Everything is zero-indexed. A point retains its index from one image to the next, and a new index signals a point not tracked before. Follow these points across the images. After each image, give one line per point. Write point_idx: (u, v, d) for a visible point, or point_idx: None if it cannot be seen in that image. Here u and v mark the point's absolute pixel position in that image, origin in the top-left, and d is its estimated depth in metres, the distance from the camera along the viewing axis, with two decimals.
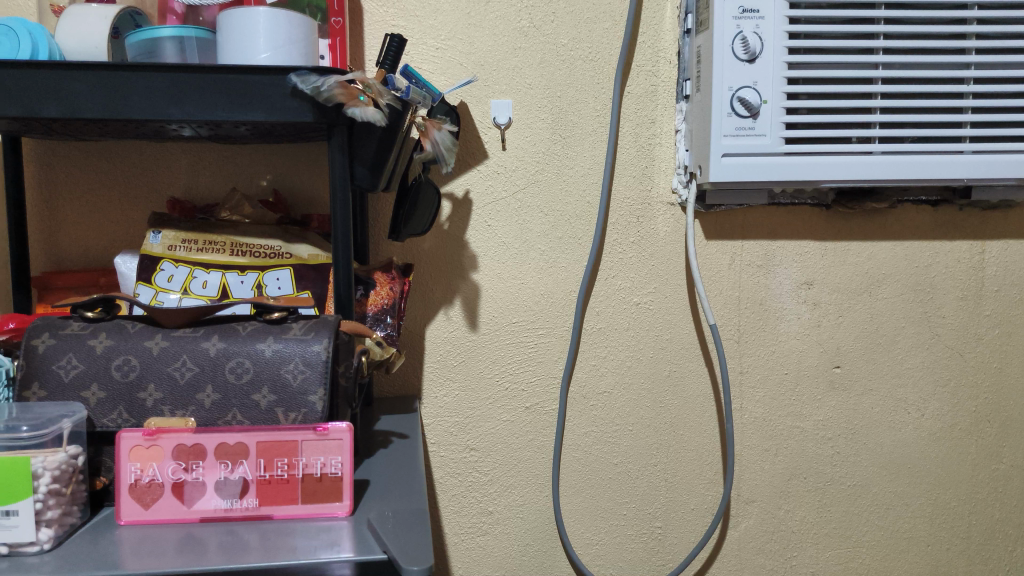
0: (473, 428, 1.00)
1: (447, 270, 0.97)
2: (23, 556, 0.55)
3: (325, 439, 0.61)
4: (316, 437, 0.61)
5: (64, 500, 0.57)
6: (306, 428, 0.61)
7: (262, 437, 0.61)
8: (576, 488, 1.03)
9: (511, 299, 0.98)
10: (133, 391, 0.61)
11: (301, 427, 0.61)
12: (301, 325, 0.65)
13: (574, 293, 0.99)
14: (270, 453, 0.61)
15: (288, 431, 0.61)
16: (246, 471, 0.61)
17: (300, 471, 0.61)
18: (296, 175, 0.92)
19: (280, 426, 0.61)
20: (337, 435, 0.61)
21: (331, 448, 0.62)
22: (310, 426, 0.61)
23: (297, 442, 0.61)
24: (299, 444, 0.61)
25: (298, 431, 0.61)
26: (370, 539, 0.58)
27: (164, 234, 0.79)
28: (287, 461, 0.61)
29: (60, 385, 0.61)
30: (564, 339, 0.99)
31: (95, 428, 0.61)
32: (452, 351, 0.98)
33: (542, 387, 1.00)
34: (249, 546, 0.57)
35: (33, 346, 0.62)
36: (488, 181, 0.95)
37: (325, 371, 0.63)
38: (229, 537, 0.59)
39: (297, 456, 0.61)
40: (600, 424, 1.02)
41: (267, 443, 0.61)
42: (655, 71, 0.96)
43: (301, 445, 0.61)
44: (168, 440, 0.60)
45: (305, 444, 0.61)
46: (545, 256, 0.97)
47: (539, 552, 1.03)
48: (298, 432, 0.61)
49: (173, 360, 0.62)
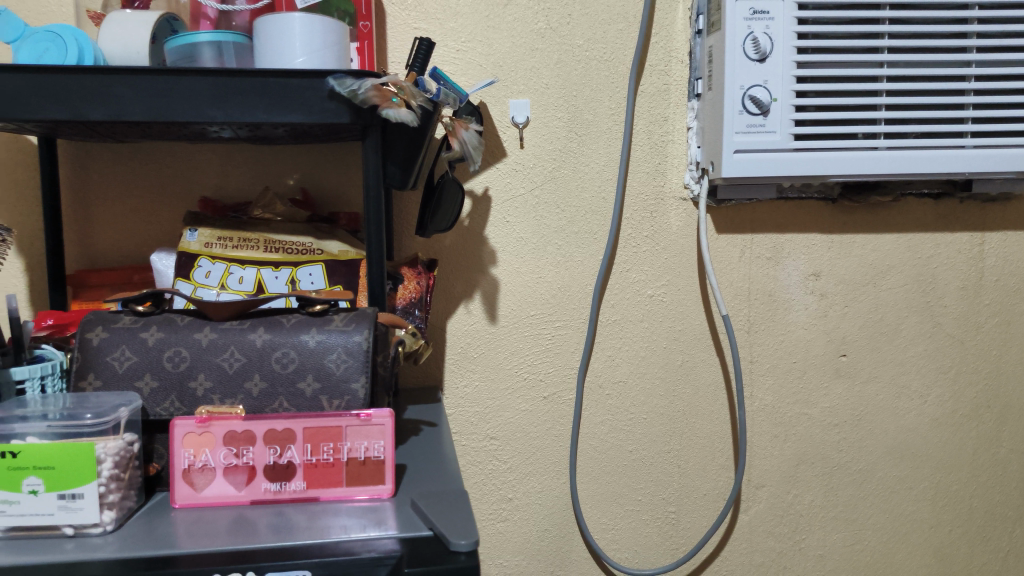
0: (493, 418, 1.03)
1: (467, 266, 1.00)
2: (88, 536, 0.58)
3: (368, 425, 0.64)
4: (360, 423, 0.64)
5: (123, 484, 0.60)
6: (350, 414, 0.64)
7: (309, 423, 0.64)
8: (592, 475, 1.06)
9: (529, 293, 1.01)
10: (185, 380, 0.65)
11: (345, 414, 0.64)
12: (342, 317, 0.68)
13: (589, 287, 1.02)
14: (316, 438, 0.64)
15: (333, 417, 0.64)
16: (294, 456, 0.64)
17: (345, 455, 0.64)
18: (321, 174, 0.95)
19: (326, 413, 0.64)
20: (380, 421, 0.64)
21: (374, 433, 0.65)
22: (353, 412, 0.64)
23: (342, 428, 0.64)
24: (343, 430, 0.64)
25: (343, 417, 0.64)
26: (416, 518, 0.61)
27: (200, 232, 0.82)
28: (333, 446, 0.64)
29: (116, 376, 0.64)
30: (581, 331, 1.03)
31: (149, 416, 0.64)
32: (472, 344, 1.01)
33: (559, 377, 1.03)
34: (300, 526, 0.60)
35: (88, 339, 0.66)
36: (507, 179, 0.98)
37: (366, 360, 0.66)
38: (280, 518, 0.62)
39: (341, 440, 0.64)
40: (615, 413, 1.05)
41: (314, 429, 0.64)
42: (667, 70, 0.99)
43: (345, 430, 0.64)
44: (220, 426, 0.63)
45: (349, 429, 0.64)
46: (562, 251, 1.01)
47: (557, 537, 1.06)
48: (343, 418, 0.64)
49: (223, 351, 0.65)
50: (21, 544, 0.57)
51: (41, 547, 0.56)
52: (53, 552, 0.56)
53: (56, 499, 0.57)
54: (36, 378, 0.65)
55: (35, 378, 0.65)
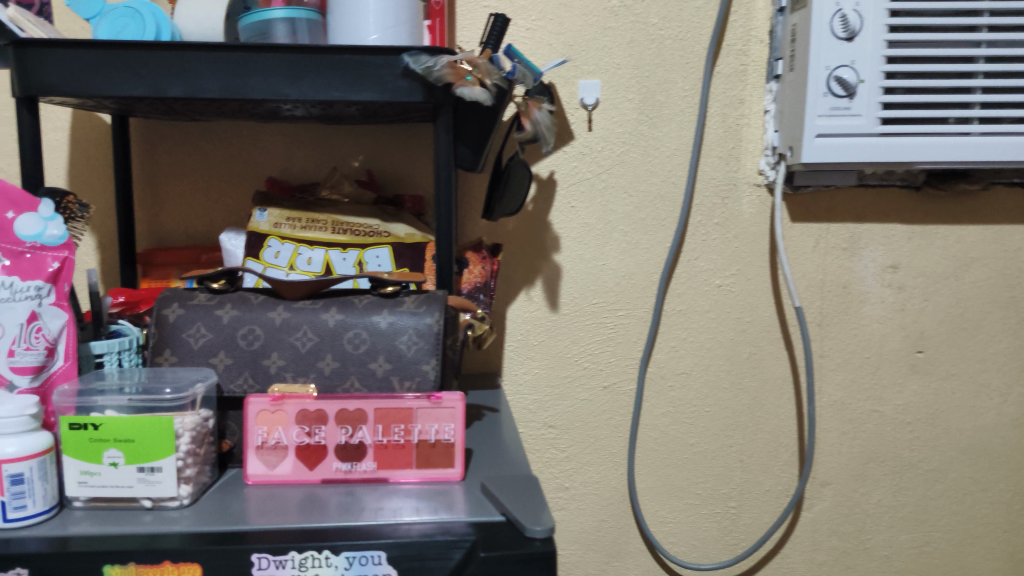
0: (551, 406, 1.01)
1: (530, 252, 0.98)
2: (165, 510, 0.58)
3: (438, 407, 0.63)
4: (431, 405, 0.63)
5: (199, 459, 0.60)
6: (421, 396, 0.63)
7: (380, 404, 0.63)
8: (652, 467, 1.03)
9: (592, 279, 0.99)
10: (258, 358, 0.64)
11: (416, 395, 0.63)
12: (414, 299, 0.67)
13: (655, 273, 0.99)
14: (387, 419, 0.63)
15: (404, 398, 0.63)
16: (365, 437, 0.63)
17: (415, 437, 0.63)
18: (386, 155, 0.94)
19: (397, 394, 0.63)
20: (451, 404, 0.63)
21: (444, 416, 0.63)
22: (424, 395, 0.63)
23: (413, 409, 0.63)
24: (414, 411, 0.63)
25: (414, 399, 0.63)
26: (487, 504, 0.60)
27: (269, 212, 0.82)
28: (403, 428, 0.63)
29: (190, 352, 0.64)
30: (642, 317, 1.00)
31: (223, 393, 0.64)
32: (533, 330, 1.00)
33: (621, 367, 1.01)
34: (371, 507, 0.59)
35: (164, 315, 0.65)
36: (573, 162, 0.96)
37: (437, 343, 0.65)
38: (351, 498, 0.61)
39: (412, 422, 0.63)
40: (678, 405, 1.03)
41: (385, 410, 0.62)
42: (745, 50, 0.96)
43: (416, 412, 0.63)
44: (292, 405, 0.62)
45: (420, 411, 0.63)
46: (627, 238, 0.99)
47: (613, 529, 1.04)
48: (414, 400, 0.63)
49: (296, 330, 0.65)
50: (99, 516, 0.57)
51: (119, 520, 0.56)
52: (132, 525, 0.56)
53: (134, 473, 0.57)
54: (114, 353, 0.64)
55: (113, 353, 0.64)
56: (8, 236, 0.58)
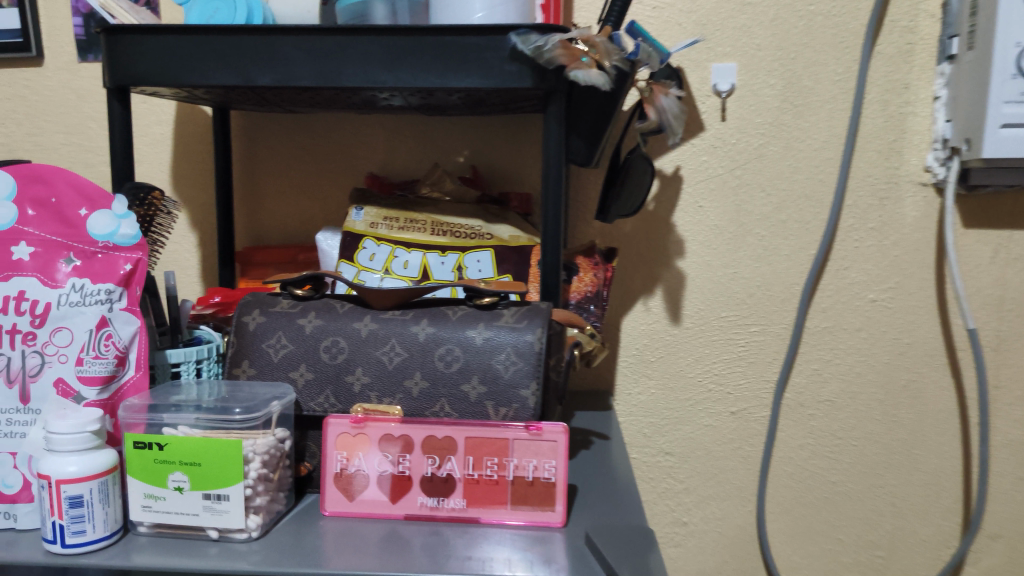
0: (669, 431, 0.90)
1: (650, 257, 0.88)
2: (233, 542, 0.52)
3: (538, 440, 0.55)
4: (529, 435, 0.55)
5: (272, 486, 0.54)
6: (518, 425, 0.55)
7: (472, 432, 0.55)
8: (785, 506, 0.91)
9: (720, 290, 0.88)
10: (341, 374, 0.58)
11: (513, 424, 0.55)
12: (514, 312, 0.59)
13: (797, 287, 0.87)
14: (479, 450, 0.55)
15: (498, 427, 0.55)
16: (454, 469, 0.55)
17: (510, 473, 0.55)
18: (494, 150, 0.86)
19: (491, 422, 0.55)
20: (552, 436, 0.54)
21: (544, 450, 0.55)
22: (522, 424, 0.55)
23: (508, 440, 0.55)
24: (509, 442, 0.55)
25: (510, 427, 0.55)
26: (590, 559, 0.50)
27: (366, 210, 0.76)
28: (497, 460, 0.55)
29: (269, 365, 0.58)
30: (785, 340, 0.88)
31: (302, 412, 0.57)
32: (650, 345, 0.89)
33: (753, 391, 0.89)
34: (457, 551, 0.51)
35: (244, 323, 0.60)
36: (703, 156, 0.85)
37: (539, 364, 0.56)
38: (435, 538, 0.53)
39: (507, 456, 0.55)
40: (819, 436, 0.90)
41: (477, 439, 0.55)
42: (913, 26, 0.82)
43: (512, 444, 0.55)
44: (375, 428, 0.56)
45: (517, 441, 0.55)
46: (763, 243, 0.87)
47: (736, 572, 0.92)
48: (510, 430, 0.55)
49: (382, 343, 0.58)
50: (163, 545, 0.51)
51: (183, 551, 0.51)
52: (194, 558, 0.50)
53: (200, 500, 0.51)
54: (192, 362, 0.60)
55: (190, 362, 0.60)
56: (81, 234, 0.54)
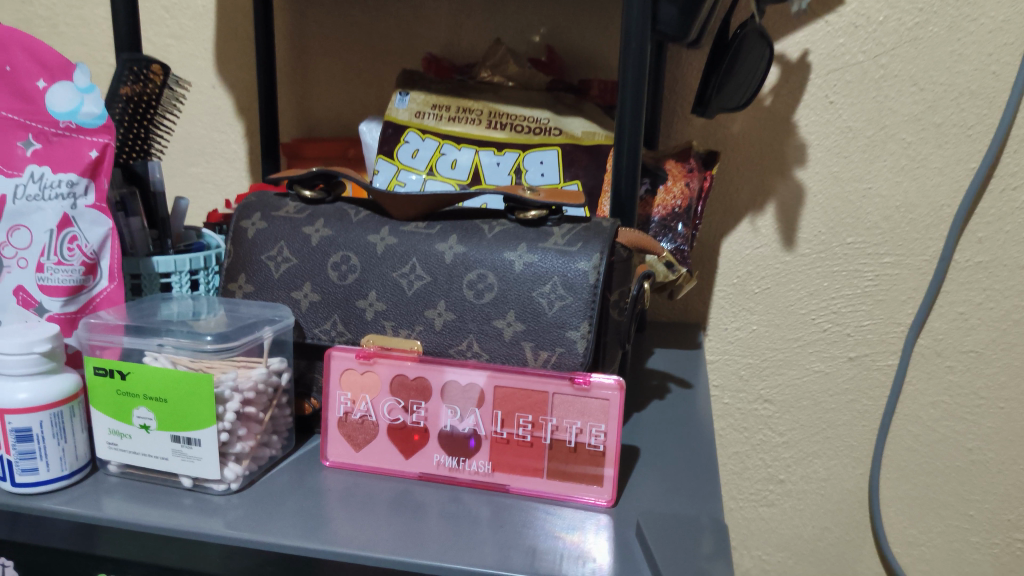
0: (770, 375, 0.77)
1: (764, 166, 0.73)
2: (208, 494, 0.43)
3: (584, 397, 0.42)
4: (574, 390, 0.43)
5: (261, 429, 0.45)
6: (561, 376, 0.43)
7: (503, 380, 0.43)
8: (904, 472, 0.77)
9: (846, 211, 0.71)
10: (351, 297, 0.47)
11: (554, 374, 0.43)
12: (566, 230, 0.45)
13: (949, 210, 0.70)
14: (510, 404, 0.43)
15: (536, 376, 0.43)
16: (479, 424, 0.44)
17: (548, 434, 0.43)
18: (576, 27, 0.71)
19: (527, 370, 0.43)
20: (603, 393, 0.42)
21: (593, 411, 0.42)
22: (565, 375, 0.43)
23: (547, 394, 0.43)
24: (548, 396, 0.43)
25: (550, 378, 0.43)
26: (637, 557, 0.38)
27: (412, 97, 0.63)
28: (532, 418, 0.43)
29: (269, 283, 0.48)
30: (927, 277, 0.72)
31: (304, 340, 0.48)
32: (753, 273, 0.75)
33: (879, 335, 0.74)
34: (472, 528, 0.40)
35: (242, 229, 0.50)
36: (839, 38, 0.68)
37: (592, 300, 0.43)
38: (450, 507, 0.43)
39: (545, 414, 0.43)
40: (956, 393, 0.74)
41: (508, 390, 0.43)
42: None
43: (551, 399, 0.43)
44: (385, 367, 0.45)
45: (558, 397, 0.43)
46: (910, 151, 0.69)
47: (838, 541, 0.79)
48: (550, 381, 0.43)
49: (400, 263, 0.46)
50: (130, 490, 0.43)
51: (149, 500, 0.42)
52: (159, 509, 0.41)
53: (169, 443, 0.42)
54: (184, 273, 0.50)
55: (182, 274, 0.50)
56: (39, 112, 0.44)
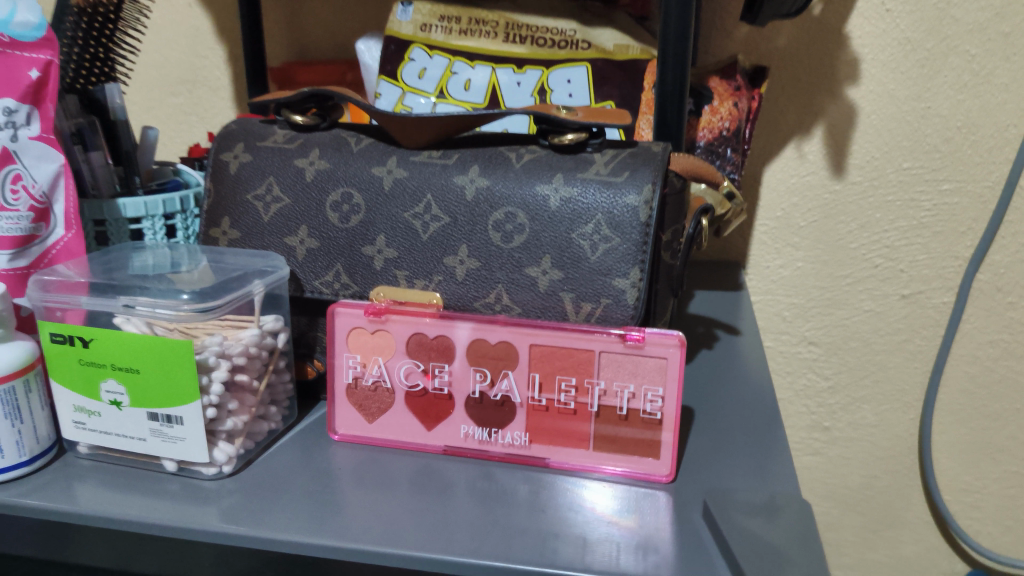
0: (817, 316, 0.70)
1: (811, 84, 0.64)
2: (197, 479, 0.36)
3: (638, 356, 0.35)
4: (625, 348, 0.35)
5: (256, 401, 0.38)
6: (610, 331, 0.36)
7: (539, 338, 0.36)
8: (959, 416, 0.70)
9: (901, 135, 0.63)
10: (356, 242, 0.40)
11: (601, 329, 0.36)
12: (610, 156, 0.38)
13: (1016, 131, 0.61)
14: (549, 366, 0.36)
15: (579, 332, 0.36)
16: (512, 390, 0.37)
17: (593, 401, 0.36)
18: None
19: (567, 325, 0.36)
20: (660, 351, 0.35)
21: (648, 372, 0.35)
22: (613, 330, 0.36)
23: (592, 354, 0.36)
24: (594, 356, 0.36)
25: (596, 335, 0.36)
26: (709, 546, 0.32)
27: (416, 7, 0.55)
28: (576, 382, 0.36)
29: (258, 227, 0.41)
30: (990, 207, 0.63)
31: (302, 294, 0.41)
32: (799, 204, 0.67)
33: (937, 271, 0.66)
34: (507, 511, 0.34)
35: (223, 162, 0.42)
36: None
37: (645, 239, 0.36)
38: (481, 486, 0.36)
39: (590, 376, 0.36)
40: (1019, 331, 0.66)
41: (547, 349, 0.36)
42: None
43: (598, 359, 0.36)
44: (400, 326, 0.38)
45: (606, 356, 0.36)
46: (974, 65, 0.60)
47: (887, 490, 0.73)
48: (596, 338, 0.36)
49: (411, 201, 0.39)
50: (105, 474, 0.37)
51: (128, 487, 0.36)
52: (139, 498, 0.35)
53: (146, 421, 0.36)
54: (157, 218, 0.43)
55: (155, 219, 0.43)
56: None
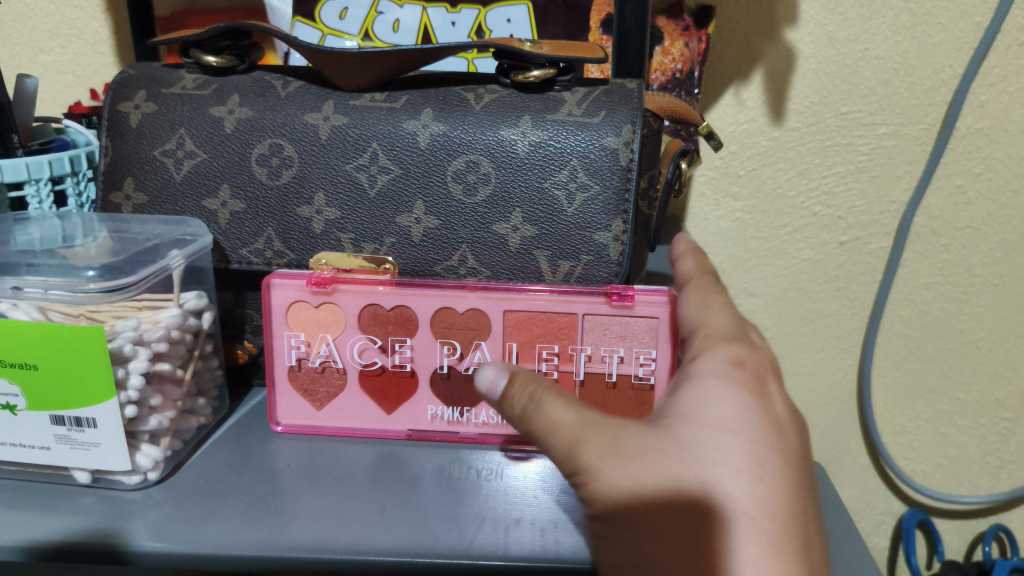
0: (757, 267, 0.62)
1: (750, 27, 0.55)
2: (118, 490, 0.31)
3: (625, 316, 0.32)
4: (612, 309, 0.32)
5: (182, 392, 0.32)
6: (596, 292, 0.32)
7: (515, 304, 0.32)
8: (894, 358, 0.64)
9: (838, 82, 0.55)
10: (290, 202, 0.35)
11: (585, 290, 0.32)
12: (581, 96, 0.34)
13: (951, 72, 0.54)
14: (528, 333, 0.32)
15: (562, 293, 0.32)
16: (487, 363, 0.33)
17: (580, 369, 0.32)
18: None
19: (546, 287, 0.32)
20: (653, 311, 0.32)
21: (637, 333, 0.32)
22: (598, 291, 0.32)
23: (576, 317, 0.32)
24: (579, 320, 0.32)
25: (580, 295, 0.32)
26: None
27: None
28: (559, 351, 0.32)
29: (169, 188, 0.35)
30: (927, 149, 0.56)
31: (228, 266, 0.35)
32: (737, 153, 0.58)
33: (874, 216, 0.59)
34: (489, 499, 0.30)
35: (122, 114, 0.36)
36: None
37: (626, 187, 0.33)
38: (455, 469, 0.32)
39: (573, 343, 0.32)
40: (950, 273, 0.61)
41: (524, 315, 0.32)
42: None
43: (582, 323, 0.32)
44: (351, 299, 0.33)
45: (591, 320, 0.32)
46: (911, 6, 0.53)
47: (826, 437, 0.68)
48: (579, 300, 0.32)
49: (354, 152, 0.34)
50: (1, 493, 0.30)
51: (30, 506, 0.30)
52: (46, 519, 0.29)
53: (50, 427, 0.29)
54: (43, 182, 0.36)
55: (41, 183, 0.36)
56: None
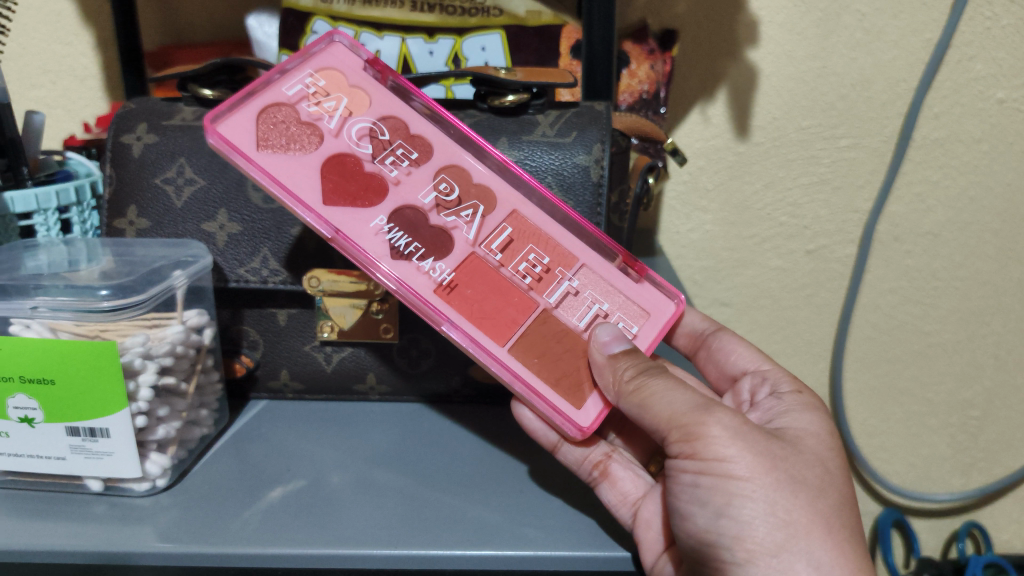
0: (729, 277, 0.65)
1: (712, 48, 0.56)
2: (129, 497, 0.33)
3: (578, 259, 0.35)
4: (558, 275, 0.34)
5: (188, 404, 0.35)
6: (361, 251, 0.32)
7: (556, 214, 0.36)
8: (866, 361, 0.67)
9: (800, 101, 0.57)
10: (285, 223, 0.38)
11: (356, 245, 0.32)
12: (554, 118, 0.39)
13: (905, 86, 0.56)
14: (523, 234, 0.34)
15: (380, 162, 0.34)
16: (467, 224, 0.34)
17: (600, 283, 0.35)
18: None
19: (327, 240, 0.33)
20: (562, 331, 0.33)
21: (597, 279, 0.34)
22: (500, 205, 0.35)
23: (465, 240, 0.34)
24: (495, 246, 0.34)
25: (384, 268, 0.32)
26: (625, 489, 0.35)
27: None
28: (487, 248, 0.34)
29: (171, 214, 0.38)
30: (887, 160, 0.59)
31: (226, 285, 0.38)
32: (704, 168, 0.60)
33: (837, 224, 0.61)
34: (461, 499, 0.33)
35: (124, 144, 0.39)
36: None
37: (597, 200, 0.37)
38: (422, 475, 0.35)
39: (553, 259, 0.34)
40: (915, 277, 0.63)
41: (393, 206, 0.34)
42: None
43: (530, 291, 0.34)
44: (275, 77, 0.35)
45: (475, 286, 0.33)
46: (866, 25, 0.54)
47: None
48: None
49: None
50: (18, 502, 0.32)
51: (46, 514, 0.31)
52: (61, 525, 0.31)
53: (66, 437, 0.31)
54: (50, 212, 0.39)
55: (48, 213, 0.38)
56: None
